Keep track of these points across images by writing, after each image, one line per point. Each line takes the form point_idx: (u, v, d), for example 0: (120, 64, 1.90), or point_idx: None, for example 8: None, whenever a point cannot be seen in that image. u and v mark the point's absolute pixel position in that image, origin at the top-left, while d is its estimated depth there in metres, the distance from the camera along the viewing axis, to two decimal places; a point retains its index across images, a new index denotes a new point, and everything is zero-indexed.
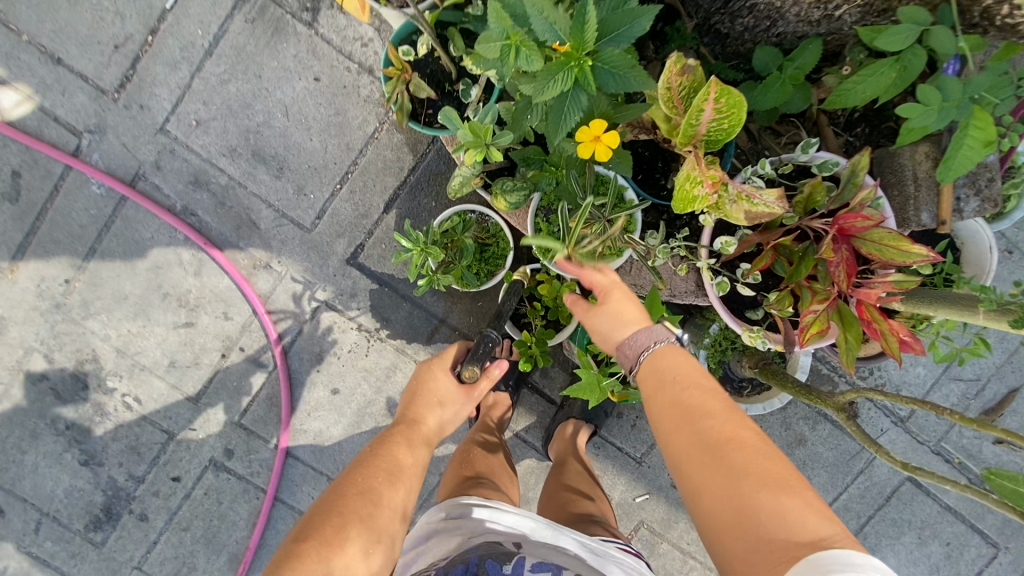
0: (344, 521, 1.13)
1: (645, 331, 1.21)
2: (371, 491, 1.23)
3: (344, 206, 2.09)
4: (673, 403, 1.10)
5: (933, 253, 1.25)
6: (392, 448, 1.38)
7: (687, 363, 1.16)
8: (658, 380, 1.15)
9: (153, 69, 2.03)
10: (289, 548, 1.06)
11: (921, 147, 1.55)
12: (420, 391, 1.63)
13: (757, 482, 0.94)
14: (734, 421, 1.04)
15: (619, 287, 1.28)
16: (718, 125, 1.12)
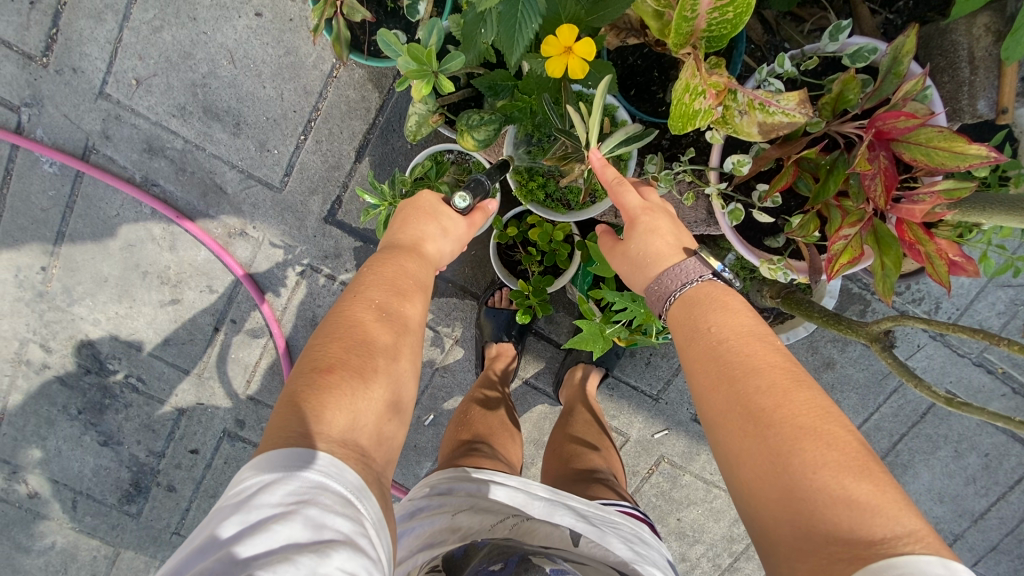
0: (361, 371, 0.98)
1: (675, 268, 1.04)
2: (386, 347, 1.04)
3: (312, 158, 1.90)
4: (711, 353, 0.92)
5: (995, 151, 1.01)
6: (401, 287, 1.14)
7: (729, 304, 0.98)
8: (693, 327, 0.97)
9: (76, 25, 1.80)
10: (314, 383, 0.93)
11: (980, 17, 1.27)
12: (415, 214, 1.26)
13: (815, 459, 0.76)
14: (787, 378, 0.85)
15: (653, 210, 1.10)
16: (720, 16, 0.88)
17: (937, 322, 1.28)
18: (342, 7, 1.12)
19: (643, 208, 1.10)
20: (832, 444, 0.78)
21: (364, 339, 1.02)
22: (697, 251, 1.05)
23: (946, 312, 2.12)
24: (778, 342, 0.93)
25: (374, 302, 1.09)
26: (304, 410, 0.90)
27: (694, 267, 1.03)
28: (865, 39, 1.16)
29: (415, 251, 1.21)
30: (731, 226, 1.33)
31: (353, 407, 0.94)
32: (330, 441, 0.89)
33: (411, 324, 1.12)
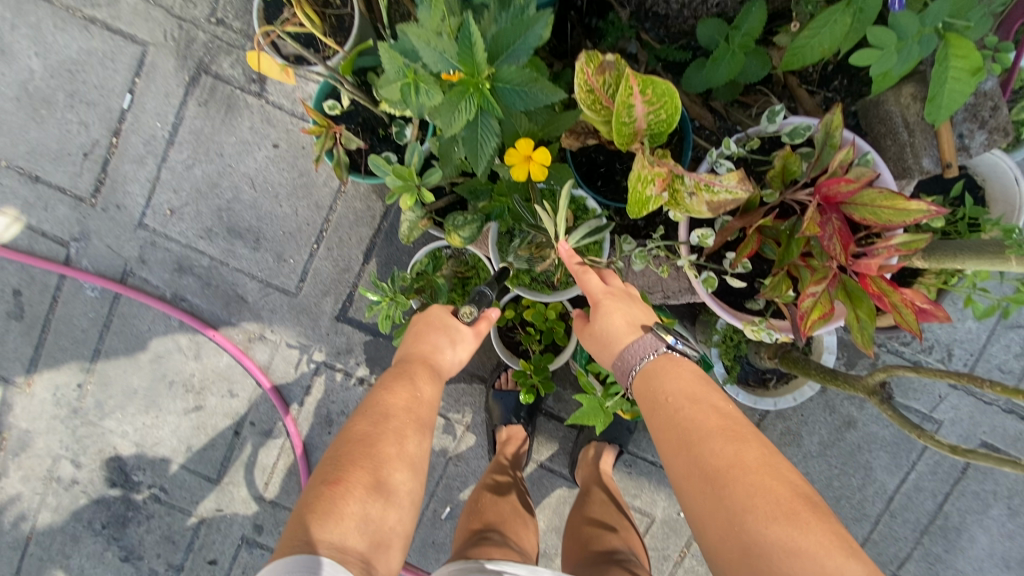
0: (357, 476, 1.03)
1: (635, 343, 1.11)
2: (384, 451, 1.09)
3: (324, 264, 2.07)
4: (669, 420, 0.98)
5: (934, 206, 1.12)
6: (411, 393, 1.19)
7: (685, 374, 1.05)
8: (652, 398, 1.04)
9: (121, 169, 2.06)
10: (319, 492, 1.01)
11: (905, 88, 1.41)
12: (426, 326, 1.32)
13: (766, 515, 0.82)
14: (738, 439, 0.91)
15: (615, 295, 1.18)
16: (655, 117, 1.03)
17: (927, 369, 1.29)
18: (340, 138, 1.30)
19: (605, 292, 1.19)
20: (780, 500, 0.83)
21: (372, 447, 1.08)
22: (653, 327, 1.13)
23: (961, 359, 2.10)
24: (729, 403, 1.00)
25: (376, 411, 1.15)
26: (309, 516, 0.97)
27: (652, 341, 1.10)
28: (799, 118, 1.29)
29: (422, 362, 1.26)
30: (709, 293, 1.40)
31: (353, 511, 0.99)
32: (330, 547, 0.94)
33: (408, 425, 1.15)
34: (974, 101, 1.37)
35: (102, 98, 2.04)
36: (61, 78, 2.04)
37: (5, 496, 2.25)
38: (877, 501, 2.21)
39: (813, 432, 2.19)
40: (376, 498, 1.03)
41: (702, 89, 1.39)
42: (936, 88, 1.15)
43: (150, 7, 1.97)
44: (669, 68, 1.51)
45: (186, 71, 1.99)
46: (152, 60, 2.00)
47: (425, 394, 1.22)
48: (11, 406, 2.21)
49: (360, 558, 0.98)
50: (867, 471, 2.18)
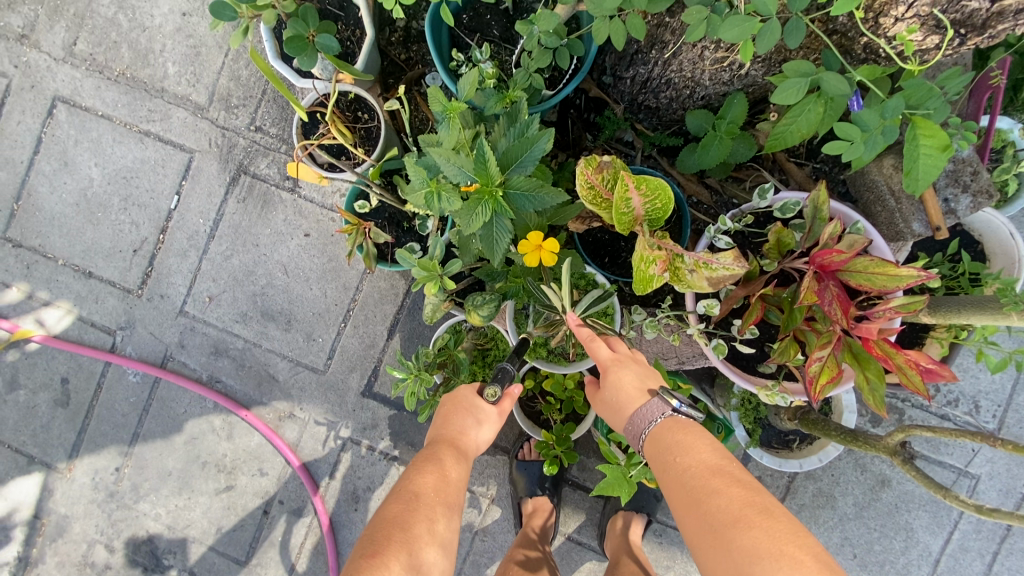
0: (396, 554, 1.06)
1: (641, 409, 1.18)
2: (420, 529, 1.13)
3: (351, 341, 2.18)
4: (676, 480, 1.04)
5: (923, 271, 1.18)
6: (441, 472, 1.24)
7: (692, 434, 1.11)
8: (660, 460, 1.10)
9: (166, 262, 2.24)
10: (357, 566, 1.03)
11: (886, 159, 1.51)
12: (455, 407, 1.40)
13: (773, 567, 0.85)
14: (742, 495, 0.96)
15: (624, 361, 1.25)
16: (651, 206, 1.14)
17: (945, 428, 1.30)
18: (369, 234, 1.44)
19: (612, 359, 1.26)
20: (784, 552, 0.87)
21: (405, 526, 1.12)
22: (659, 391, 1.20)
23: (988, 410, 2.07)
24: (734, 461, 1.05)
25: (411, 489, 1.19)
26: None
27: (659, 405, 1.17)
28: (789, 193, 1.39)
29: (450, 443, 1.31)
30: (721, 359, 1.45)
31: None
32: None
33: (441, 504, 1.19)
34: (953, 168, 1.47)
35: (152, 199, 2.25)
36: (117, 184, 2.27)
37: None
38: (923, 565, 2.11)
39: (846, 493, 2.13)
40: None
41: (697, 170, 1.51)
42: (911, 163, 1.24)
43: (198, 119, 2.22)
44: (664, 152, 1.68)
45: (227, 173, 2.21)
46: (198, 164, 2.22)
47: (452, 475, 1.26)
48: (50, 492, 2.28)
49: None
50: (908, 532, 2.10)
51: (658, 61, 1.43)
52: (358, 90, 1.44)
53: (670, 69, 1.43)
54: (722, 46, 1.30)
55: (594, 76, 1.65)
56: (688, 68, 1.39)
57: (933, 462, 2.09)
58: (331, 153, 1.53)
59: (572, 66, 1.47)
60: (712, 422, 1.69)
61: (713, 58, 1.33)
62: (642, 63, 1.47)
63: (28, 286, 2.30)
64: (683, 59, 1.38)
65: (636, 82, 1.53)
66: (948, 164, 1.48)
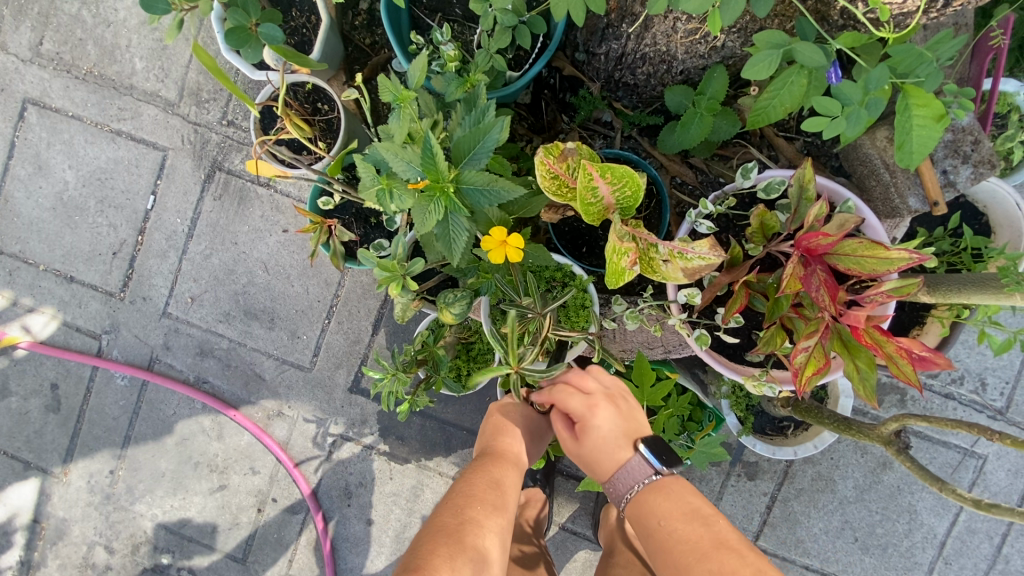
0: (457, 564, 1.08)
1: (623, 473, 1.22)
2: (478, 530, 1.17)
3: (336, 338, 2.14)
4: (669, 543, 1.07)
5: (915, 253, 1.10)
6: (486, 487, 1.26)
7: (677, 497, 1.15)
8: (649, 524, 1.13)
9: (147, 263, 2.21)
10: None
11: (879, 132, 1.42)
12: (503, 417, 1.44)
13: None
14: (729, 558, 1.00)
15: (600, 414, 1.25)
16: (621, 194, 1.07)
17: (942, 418, 1.24)
18: (334, 231, 1.38)
19: (586, 406, 1.27)
20: None
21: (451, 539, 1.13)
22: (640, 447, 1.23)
23: (996, 388, 2.00)
24: (717, 516, 1.10)
25: (466, 496, 1.23)
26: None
27: (643, 467, 1.21)
28: (774, 172, 1.31)
29: (499, 456, 1.35)
30: (705, 349, 1.38)
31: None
32: None
33: (496, 509, 1.24)
34: (953, 138, 1.37)
35: (128, 200, 2.21)
36: (92, 186, 2.23)
37: None
38: (927, 547, 2.06)
39: (846, 476, 2.08)
40: None
41: (678, 150, 1.41)
42: (902, 135, 1.16)
43: (169, 116, 2.16)
44: (644, 131, 1.59)
45: (202, 170, 2.16)
46: (172, 162, 2.17)
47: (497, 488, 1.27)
48: (48, 496, 2.30)
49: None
50: (911, 514, 2.05)
51: (630, 35, 1.35)
52: (316, 80, 1.39)
53: (644, 43, 1.35)
54: (693, 17, 1.24)
55: (568, 53, 1.55)
56: (663, 40, 1.32)
57: (937, 443, 2.03)
58: (292, 149, 1.46)
59: (538, 45, 1.39)
60: (701, 411, 1.71)
61: (685, 29, 1.28)
62: (614, 38, 1.39)
63: (11, 293, 2.28)
64: (656, 31, 1.31)
65: (609, 58, 1.43)
66: (947, 134, 1.38)
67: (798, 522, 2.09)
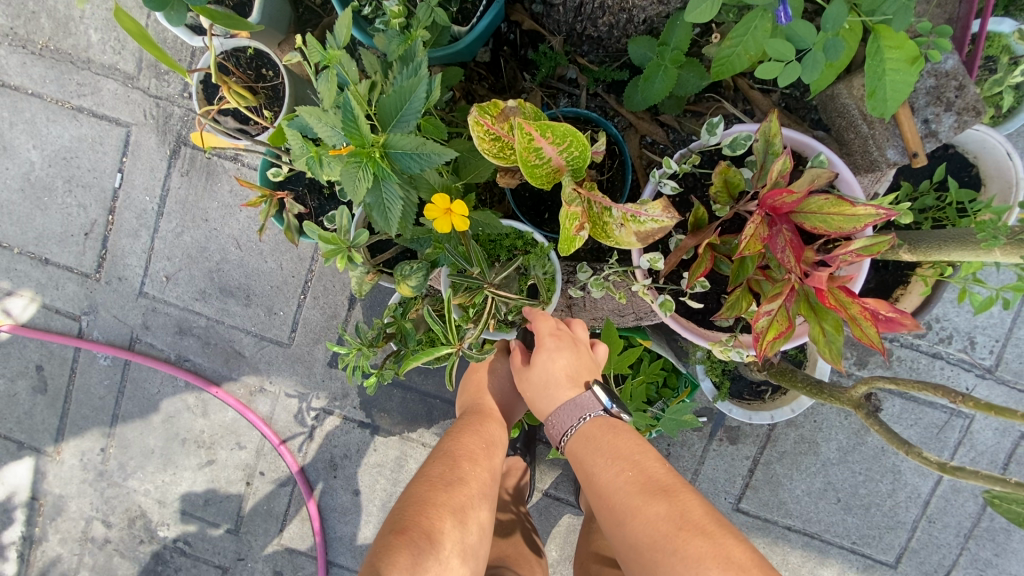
0: (431, 532, 1.07)
1: (568, 406, 1.24)
2: (442, 509, 1.12)
3: (313, 313, 2.12)
4: (602, 495, 1.10)
5: (884, 208, 1.04)
6: (467, 455, 1.26)
7: (623, 436, 1.18)
8: (588, 459, 1.17)
9: (119, 243, 2.18)
10: (383, 541, 1.02)
11: (857, 79, 1.33)
12: (485, 376, 1.48)
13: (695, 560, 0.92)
14: (664, 497, 1.02)
15: (545, 345, 1.27)
16: (568, 154, 1.00)
17: (910, 381, 1.19)
18: (285, 204, 1.34)
19: (551, 334, 1.29)
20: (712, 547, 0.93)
21: (427, 503, 1.12)
22: (592, 385, 1.25)
23: (985, 346, 1.95)
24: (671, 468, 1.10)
25: (437, 472, 1.21)
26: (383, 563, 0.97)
27: (591, 401, 1.24)
28: (741, 127, 1.23)
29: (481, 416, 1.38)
30: (671, 315, 1.33)
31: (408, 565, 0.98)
32: None
33: (467, 488, 1.20)
34: (936, 84, 1.29)
35: (95, 179, 2.17)
36: (58, 165, 2.19)
37: (47, 559, 2.38)
38: (911, 506, 2.06)
39: (829, 438, 2.06)
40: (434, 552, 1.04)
41: (645, 108, 1.34)
42: (875, 82, 1.10)
43: (129, 90, 2.09)
44: (611, 88, 1.50)
45: (167, 146, 2.10)
46: (136, 138, 2.11)
47: (478, 453, 1.29)
48: (44, 473, 2.35)
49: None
50: (895, 474, 2.04)
51: None
52: (256, 44, 1.32)
53: None
54: None
55: (526, 5, 1.45)
56: None
57: (922, 403, 2.00)
58: (239, 119, 1.40)
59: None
60: (676, 377, 1.70)
61: None
62: None
63: None
64: None
65: (569, 9, 1.34)
66: (929, 79, 1.29)
67: (781, 484, 2.09)
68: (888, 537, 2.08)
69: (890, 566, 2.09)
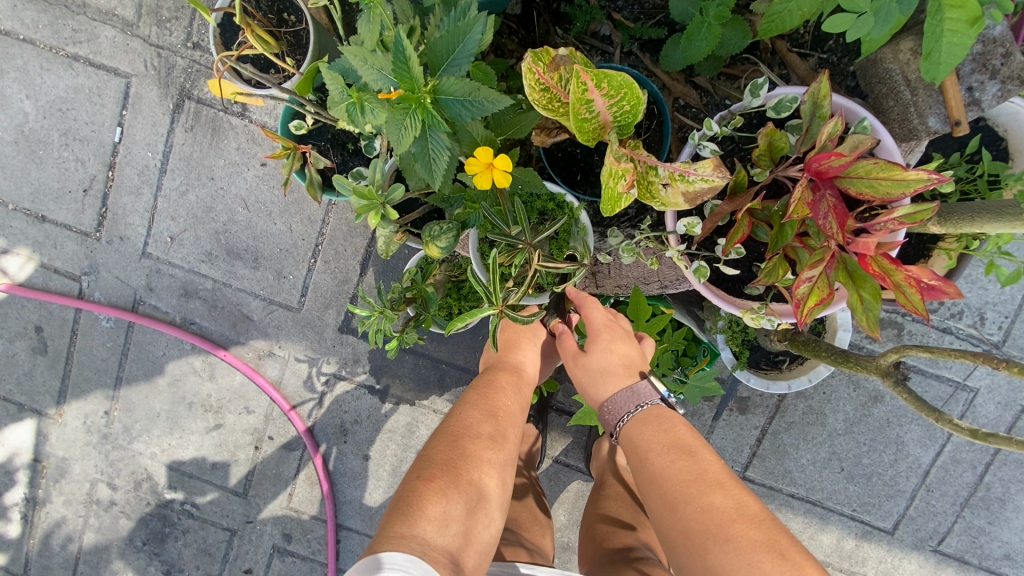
0: (460, 480, 1.11)
1: (625, 391, 1.24)
2: (476, 460, 1.17)
3: (323, 277, 2.08)
4: (653, 478, 1.09)
5: (935, 174, 1.03)
6: (494, 407, 1.28)
7: (675, 425, 1.17)
8: (647, 447, 1.14)
9: (120, 201, 2.10)
10: (414, 488, 1.08)
11: (903, 44, 1.31)
12: (517, 332, 1.46)
13: (748, 553, 0.91)
14: (713, 486, 1.01)
15: (603, 336, 1.30)
16: (619, 109, 0.96)
17: (942, 350, 1.19)
18: (308, 157, 1.29)
19: (605, 324, 1.33)
20: (756, 529, 0.94)
21: (455, 454, 1.16)
22: (647, 375, 1.26)
23: (994, 322, 1.97)
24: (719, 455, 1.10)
25: (468, 421, 1.23)
26: (404, 514, 1.03)
27: (648, 390, 1.24)
28: (786, 89, 1.20)
29: (510, 367, 1.39)
30: (703, 282, 1.31)
31: (435, 514, 1.04)
32: (421, 542, 0.99)
33: (497, 439, 1.24)
34: (983, 50, 1.26)
35: (93, 133, 2.07)
36: (53, 117, 2.08)
37: (51, 521, 2.36)
38: (911, 476, 2.12)
39: (837, 410, 2.10)
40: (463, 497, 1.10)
41: (683, 66, 1.30)
42: (932, 43, 1.06)
43: (128, 37, 1.98)
44: (646, 47, 1.45)
45: (169, 100, 2.01)
46: (137, 90, 2.01)
47: (507, 401, 1.31)
48: (46, 436, 2.31)
49: (444, 555, 1.01)
50: (898, 445, 2.09)
51: None
52: None
53: None
54: None
55: None
56: None
57: (930, 376, 2.04)
58: (258, 68, 1.36)
59: None
60: (696, 346, 1.72)
61: None
62: None
63: None
64: None
65: None
66: (976, 45, 1.26)
67: (787, 454, 2.13)
68: (887, 505, 2.14)
69: (887, 532, 2.16)
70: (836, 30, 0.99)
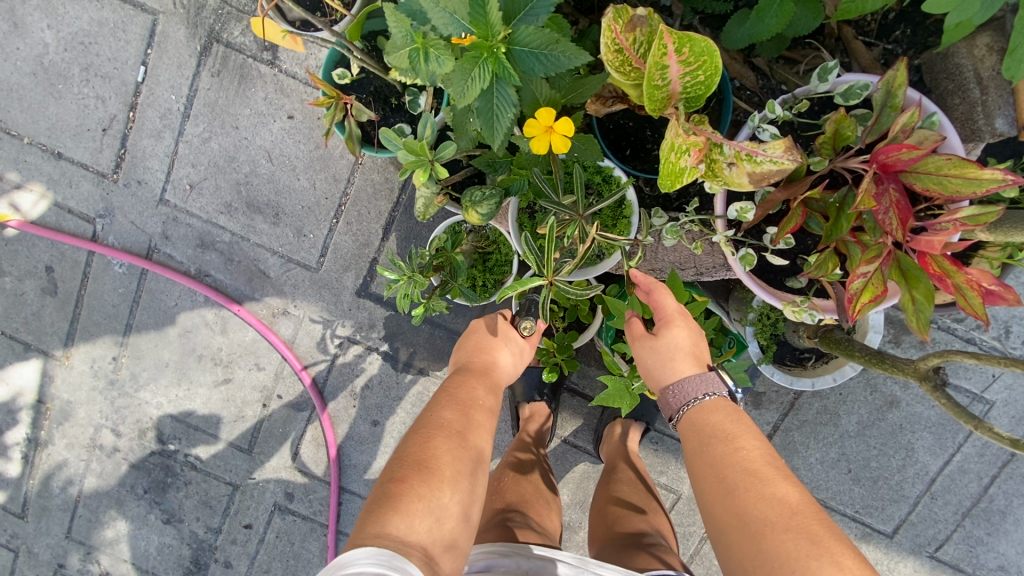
0: (434, 476, 1.07)
1: (697, 378, 1.20)
2: (451, 456, 1.13)
3: (344, 239, 2.03)
4: (705, 466, 1.08)
5: (1009, 175, 0.97)
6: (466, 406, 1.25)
7: (734, 417, 1.14)
8: (705, 437, 1.12)
9: (140, 144, 2.04)
10: (385, 489, 1.03)
11: (979, 40, 1.27)
12: (484, 338, 1.44)
13: (802, 549, 0.90)
14: (767, 479, 1.00)
15: (680, 322, 1.23)
16: (692, 79, 0.92)
17: (987, 355, 1.16)
18: (351, 109, 1.23)
19: (679, 311, 1.26)
20: (808, 528, 0.93)
21: (430, 452, 1.11)
22: (715, 366, 1.23)
23: (1018, 336, 1.95)
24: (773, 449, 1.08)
25: (436, 417, 1.20)
26: (376, 516, 0.98)
27: (716, 381, 1.21)
28: (856, 76, 1.15)
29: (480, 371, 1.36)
30: (747, 270, 1.28)
31: (408, 512, 0.99)
32: (393, 540, 0.94)
33: (465, 436, 1.18)
34: None
35: (116, 70, 2.00)
36: (75, 51, 2.01)
37: (53, 462, 2.36)
38: (917, 482, 2.12)
39: (851, 412, 2.09)
40: (438, 495, 1.05)
41: (746, 43, 1.23)
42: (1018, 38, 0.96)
43: None
44: (706, 21, 1.42)
45: (197, 42, 1.93)
46: (164, 29, 1.94)
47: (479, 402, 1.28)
48: (51, 377, 2.29)
49: (420, 553, 0.96)
50: (908, 451, 2.09)
51: None
52: None
53: None
54: None
55: None
56: None
57: (948, 386, 2.02)
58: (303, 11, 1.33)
59: None
60: (723, 337, 1.62)
61: None
62: None
63: None
64: None
65: None
66: None
67: (796, 452, 2.13)
68: (889, 509, 2.15)
69: (886, 535, 2.17)
70: (935, 12, 0.89)
